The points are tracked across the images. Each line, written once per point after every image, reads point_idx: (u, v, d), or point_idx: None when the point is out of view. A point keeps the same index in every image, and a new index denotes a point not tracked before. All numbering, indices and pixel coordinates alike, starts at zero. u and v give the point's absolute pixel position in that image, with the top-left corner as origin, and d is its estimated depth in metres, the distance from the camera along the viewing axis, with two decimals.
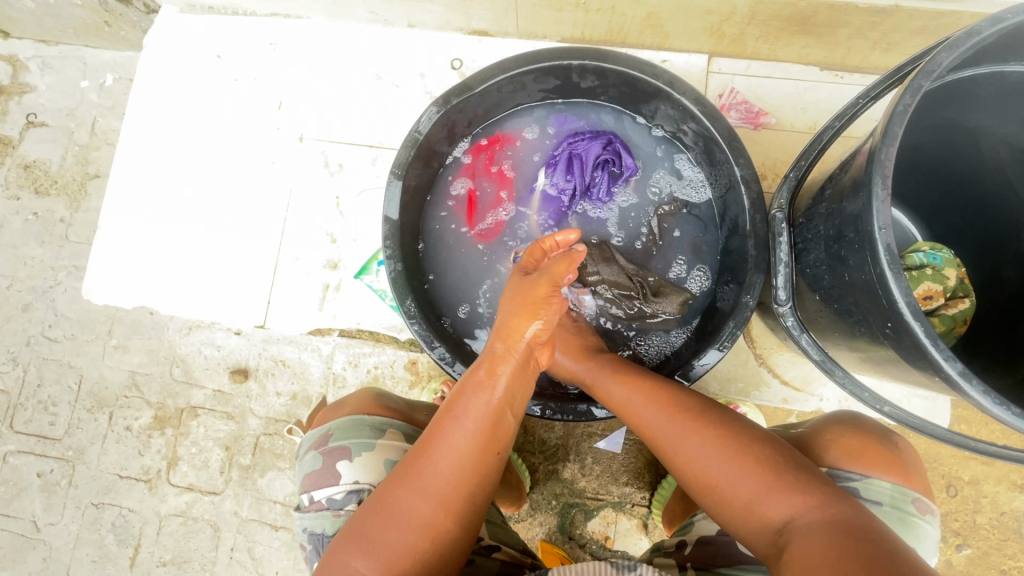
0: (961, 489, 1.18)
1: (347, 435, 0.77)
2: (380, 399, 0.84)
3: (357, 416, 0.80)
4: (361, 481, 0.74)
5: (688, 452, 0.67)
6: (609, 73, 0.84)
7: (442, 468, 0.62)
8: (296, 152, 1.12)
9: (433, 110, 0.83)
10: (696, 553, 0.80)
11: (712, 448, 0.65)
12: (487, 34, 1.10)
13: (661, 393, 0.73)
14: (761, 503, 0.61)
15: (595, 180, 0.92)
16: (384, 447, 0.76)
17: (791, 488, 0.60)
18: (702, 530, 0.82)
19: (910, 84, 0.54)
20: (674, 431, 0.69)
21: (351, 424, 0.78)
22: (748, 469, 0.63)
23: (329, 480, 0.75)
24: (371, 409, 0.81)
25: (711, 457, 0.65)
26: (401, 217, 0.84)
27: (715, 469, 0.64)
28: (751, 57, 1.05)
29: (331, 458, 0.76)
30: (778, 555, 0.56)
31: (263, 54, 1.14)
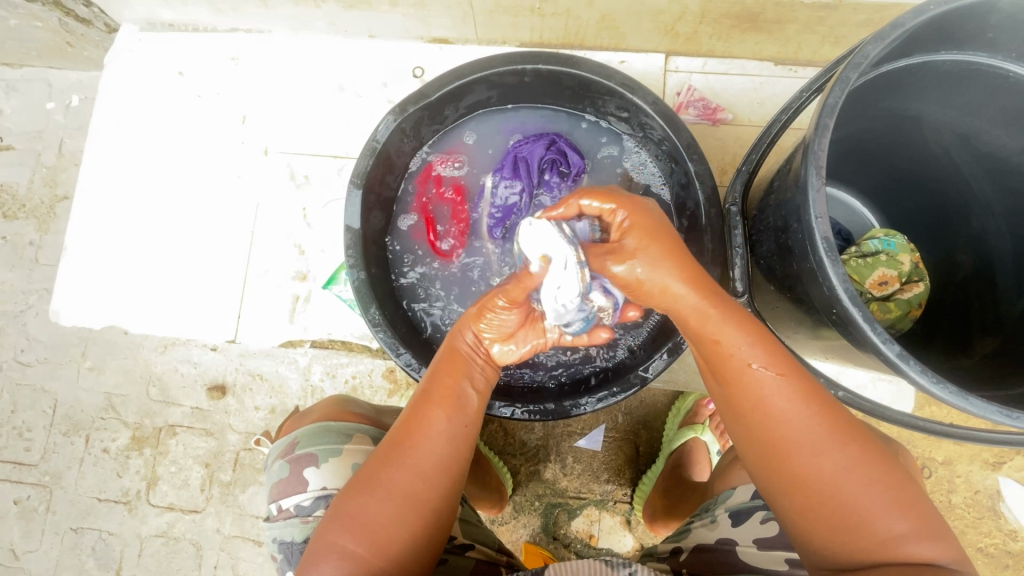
0: (935, 470, 1.21)
1: (314, 441, 0.77)
2: (348, 405, 0.84)
3: (323, 422, 0.80)
4: (330, 486, 0.74)
5: (819, 456, 0.53)
6: (564, 77, 0.85)
7: (427, 450, 0.60)
8: (261, 166, 1.12)
9: (390, 119, 0.84)
10: (691, 560, 0.78)
11: (861, 466, 0.52)
12: (448, 41, 1.11)
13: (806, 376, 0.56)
14: (876, 538, 0.51)
15: (545, 180, 0.92)
16: (351, 452, 0.76)
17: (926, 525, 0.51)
18: (700, 538, 0.82)
19: (840, 77, 0.56)
20: (813, 432, 0.54)
21: (317, 431, 0.78)
22: (882, 491, 0.52)
23: (297, 487, 0.74)
24: (337, 415, 0.81)
25: (840, 471, 0.52)
26: (363, 226, 0.85)
27: (850, 487, 0.52)
28: (707, 54, 1.07)
29: (297, 465, 0.76)
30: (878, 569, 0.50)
31: (225, 69, 1.14)
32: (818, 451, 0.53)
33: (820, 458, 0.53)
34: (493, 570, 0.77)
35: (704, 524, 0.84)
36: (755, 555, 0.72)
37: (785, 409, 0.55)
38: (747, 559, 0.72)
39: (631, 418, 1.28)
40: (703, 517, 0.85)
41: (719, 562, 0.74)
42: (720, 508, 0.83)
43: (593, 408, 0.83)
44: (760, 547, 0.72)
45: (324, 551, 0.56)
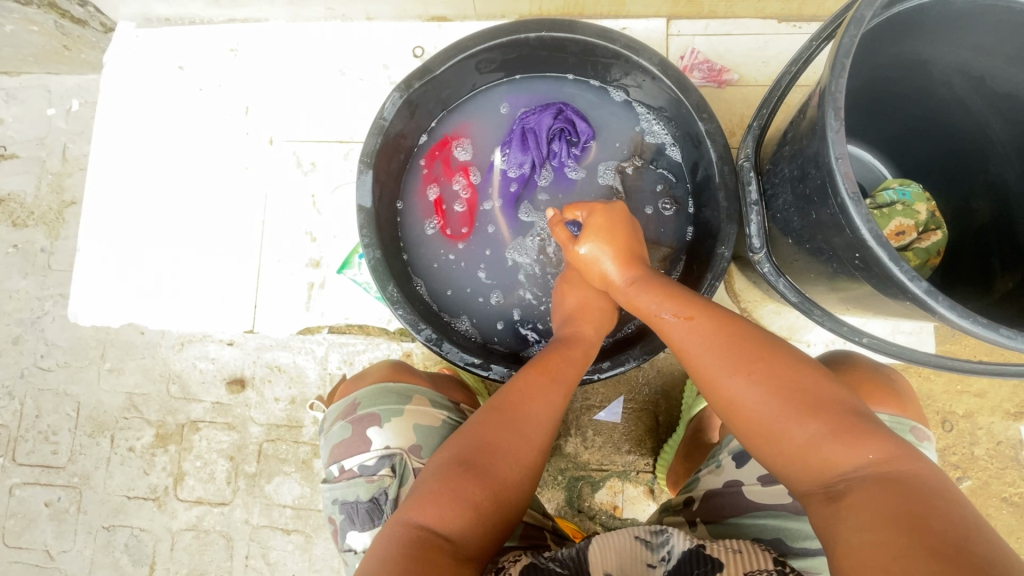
0: (956, 423, 1.23)
1: (375, 402, 0.76)
2: (404, 368, 0.83)
3: (383, 383, 0.78)
4: (394, 446, 0.73)
5: (728, 388, 0.59)
6: (568, 43, 0.84)
7: (538, 412, 0.66)
8: (266, 155, 1.12)
9: (396, 96, 0.83)
10: (704, 507, 0.81)
11: (763, 387, 0.56)
12: (447, 19, 1.10)
13: (711, 318, 0.63)
14: (807, 449, 0.53)
15: (554, 151, 0.92)
16: (413, 413, 0.75)
17: (860, 433, 0.52)
18: (708, 485, 0.83)
19: (854, 16, 0.56)
20: (720, 364, 0.60)
21: (378, 392, 0.77)
22: (796, 410, 0.55)
23: (360, 446, 0.73)
24: (394, 377, 0.80)
25: (754, 393, 0.57)
26: (375, 205, 0.84)
27: (765, 414, 0.56)
28: (709, 16, 1.05)
29: (361, 426, 0.74)
30: (822, 495, 0.52)
31: (223, 61, 1.14)
32: (727, 382, 0.59)
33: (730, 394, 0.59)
34: (541, 534, 0.78)
35: (710, 470, 0.85)
36: (760, 492, 0.76)
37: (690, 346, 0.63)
38: (755, 496, 0.76)
39: (649, 389, 1.28)
40: (708, 464, 0.87)
41: (730, 505, 0.78)
42: (724, 453, 0.85)
43: (606, 374, 0.83)
44: (763, 484, 0.76)
45: (432, 501, 0.57)
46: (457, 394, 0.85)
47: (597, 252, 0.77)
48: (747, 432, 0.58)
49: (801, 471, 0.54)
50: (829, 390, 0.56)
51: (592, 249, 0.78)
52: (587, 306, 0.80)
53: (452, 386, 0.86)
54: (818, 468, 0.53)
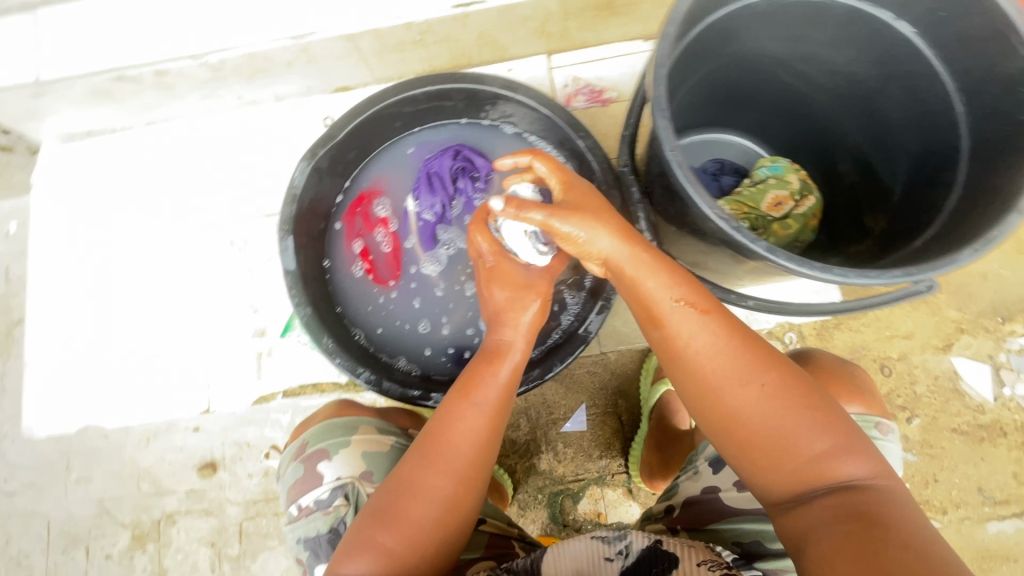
0: (894, 367, 1.31)
1: (323, 438, 0.79)
2: (350, 403, 0.87)
3: (330, 420, 0.82)
4: (344, 476, 0.76)
5: (731, 401, 0.61)
6: (452, 93, 0.94)
7: (459, 442, 0.67)
8: (200, 240, 1.18)
9: (303, 165, 0.90)
10: (685, 515, 0.87)
11: (768, 398, 0.60)
12: (350, 88, 1.20)
13: (723, 319, 0.63)
14: (801, 461, 0.60)
15: (460, 188, 1.00)
16: (361, 441, 0.78)
17: (848, 445, 0.60)
18: (686, 491, 0.89)
19: (662, 32, 0.65)
20: (731, 378, 0.61)
21: (324, 428, 0.80)
22: (800, 424, 0.60)
23: (312, 482, 0.76)
24: (340, 412, 0.84)
25: (760, 407, 0.61)
26: (300, 265, 0.90)
27: (764, 427, 0.60)
28: (582, 46, 1.17)
29: (311, 462, 0.77)
30: (798, 502, 0.60)
31: (147, 160, 1.21)
32: (734, 395, 0.61)
33: (747, 401, 0.61)
34: (508, 543, 0.82)
35: (688, 476, 0.91)
36: (737, 497, 0.82)
37: (697, 352, 0.63)
38: (730, 502, 0.82)
39: (607, 392, 1.33)
40: (687, 471, 0.92)
41: (710, 510, 0.84)
42: (700, 458, 0.90)
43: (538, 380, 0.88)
44: (738, 488, 0.82)
45: (356, 552, 0.63)
46: (404, 421, 0.89)
47: (586, 228, 0.64)
48: (738, 439, 0.62)
49: (785, 480, 0.61)
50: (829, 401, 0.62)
51: (582, 227, 0.64)
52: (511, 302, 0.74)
53: (398, 415, 0.90)
54: (801, 477, 0.60)
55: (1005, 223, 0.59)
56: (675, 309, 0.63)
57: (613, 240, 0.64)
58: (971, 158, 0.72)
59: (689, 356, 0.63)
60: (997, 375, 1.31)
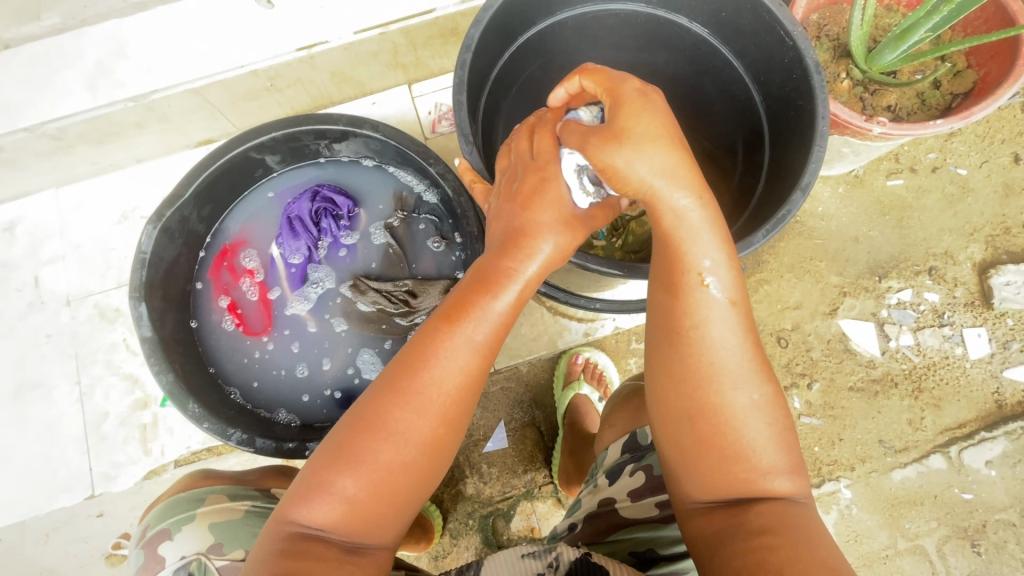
0: (789, 338, 1.34)
1: (166, 517, 0.79)
2: (205, 474, 0.86)
3: (176, 496, 0.81)
4: (188, 553, 0.75)
5: (730, 392, 0.58)
6: (299, 135, 0.93)
7: (439, 396, 0.58)
8: (69, 316, 1.12)
9: (149, 227, 0.87)
10: (586, 530, 0.82)
11: (758, 404, 0.59)
12: (214, 140, 1.18)
13: (749, 317, 0.60)
14: (759, 467, 0.58)
15: (324, 228, 0.99)
16: (205, 514, 0.78)
17: (796, 471, 0.60)
18: (587, 505, 0.87)
19: (459, 60, 0.70)
20: (739, 374, 0.59)
21: (169, 506, 0.80)
22: (774, 436, 0.59)
23: (155, 566, 0.75)
24: (190, 486, 0.83)
25: (752, 409, 0.59)
26: (158, 331, 0.86)
27: (746, 421, 0.58)
28: (441, 72, 1.19)
29: (154, 546, 0.76)
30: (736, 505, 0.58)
31: (2, 240, 1.15)
32: (734, 385, 0.58)
33: (732, 400, 0.58)
34: None
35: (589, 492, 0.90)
36: (631, 508, 0.80)
37: (718, 336, 0.58)
38: (626, 514, 0.80)
39: (522, 407, 1.33)
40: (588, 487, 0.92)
41: (608, 523, 0.81)
42: (601, 473, 0.90)
43: None
44: (632, 499, 0.80)
45: (316, 491, 0.56)
46: (268, 480, 0.89)
47: (638, 156, 0.56)
48: (710, 419, 0.59)
49: (734, 480, 0.59)
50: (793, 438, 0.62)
51: (634, 155, 0.56)
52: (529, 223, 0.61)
53: (261, 475, 0.90)
54: (744, 485, 0.59)
55: (791, 202, 0.65)
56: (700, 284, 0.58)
57: (672, 182, 0.56)
58: (774, 142, 0.77)
59: (695, 331, 0.59)
60: (882, 330, 1.34)
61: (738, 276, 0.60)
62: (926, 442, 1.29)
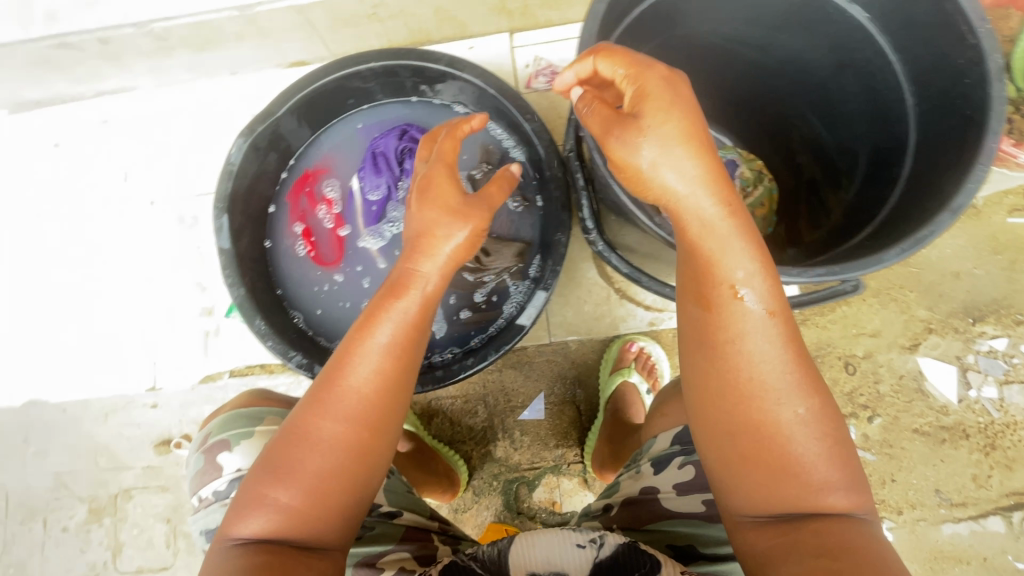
0: (859, 365, 1.25)
1: (226, 428, 0.82)
2: (265, 394, 0.89)
3: (236, 410, 0.84)
4: (243, 468, 0.78)
5: (767, 409, 0.53)
6: (398, 69, 0.90)
7: (369, 394, 0.59)
8: (149, 215, 1.15)
9: (239, 141, 0.87)
10: (621, 514, 0.80)
11: (803, 419, 0.53)
12: (307, 63, 1.16)
13: (789, 321, 0.54)
14: (807, 487, 0.53)
15: (407, 168, 0.97)
16: (262, 434, 0.80)
17: (851, 485, 0.54)
18: (625, 490, 0.82)
19: (592, 8, 0.62)
20: (779, 386, 0.53)
21: (229, 419, 0.83)
22: (825, 452, 0.53)
23: (213, 473, 0.79)
24: (251, 403, 0.86)
25: (794, 425, 0.53)
26: (236, 245, 0.87)
27: (789, 440, 0.53)
28: (546, 25, 1.13)
29: (212, 454, 0.80)
30: (784, 528, 0.54)
31: (98, 132, 1.18)
32: (769, 401, 0.53)
33: (775, 416, 0.53)
34: (423, 535, 0.84)
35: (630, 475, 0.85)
36: (674, 500, 0.76)
37: (756, 352, 0.53)
38: (666, 504, 0.77)
39: (564, 381, 1.32)
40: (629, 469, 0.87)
41: (644, 511, 0.78)
42: (644, 459, 0.85)
43: (470, 370, 0.85)
44: (677, 492, 0.76)
45: (251, 506, 0.58)
46: None
47: (666, 158, 0.52)
48: (749, 440, 0.54)
49: (777, 500, 0.54)
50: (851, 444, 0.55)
51: (660, 155, 0.52)
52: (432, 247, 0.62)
53: None
54: (792, 503, 0.54)
55: (936, 223, 0.57)
56: (734, 296, 0.53)
57: (701, 190, 0.52)
58: (919, 152, 0.70)
59: (732, 346, 0.53)
60: (963, 376, 1.24)
61: (774, 282, 0.54)
62: (987, 501, 1.20)
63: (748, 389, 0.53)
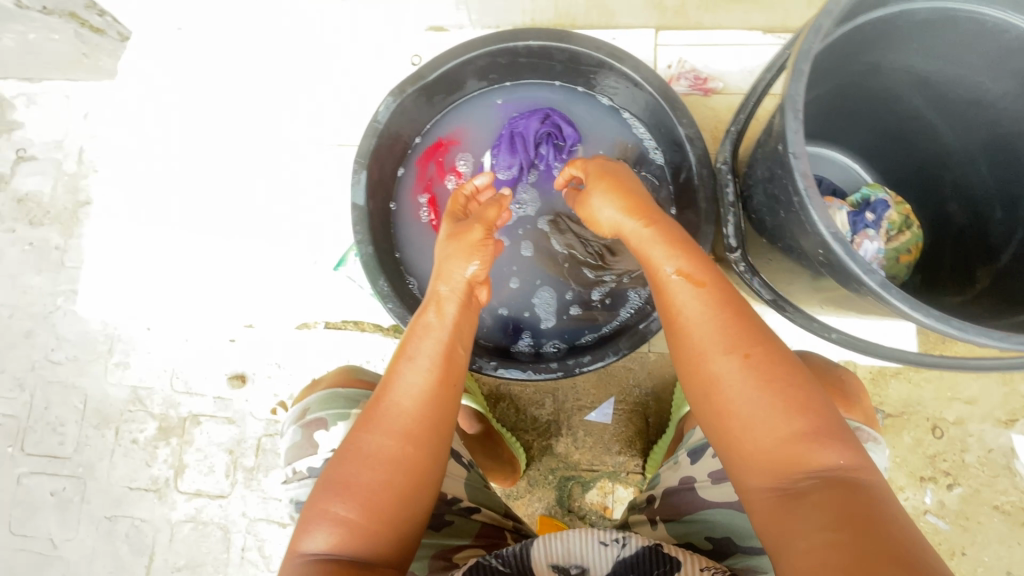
0: (948, 429, 1.19)
1: (325, 406, 0.83)
2: (358, 373, 0.90)
3: (333, 389, 0.85)
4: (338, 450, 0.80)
5: (718, 369, 0.56)
6: (554, 52, 0.88)
7: (402, 397, 0.67)
8: (272, 158, 1.20)
9: (389, 100, 0.86)
10: (663, 506, 0.83)
11: (754, 374, 0.55)
12: (444, 29, 1.15)
13: (720, 286, 0.60)
14: (782, 445, 0.53)
15: (542, 154, 0.96)
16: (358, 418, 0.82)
17: (834, 438, 0.53)
18: (666, 481, 0.84)
19: (813, 24, 0.59)
20: (714, 342, 0.57)
21: (328, 397, 0.84)
22: (787, 405, 0.54)
23: (310, 449, 0.81)
24: (346, 382, 0.87)
25: (744, 380, 0.55)
26: (368, 203, 0.88)
27: (746, 396, 0.55)
28: (696, 27, 1.09)
29: (310, 429, 0.82)
30: (789, 497, 0.52)
31: (233, 69, 1.21)
32: (718, 362, 0.57)
33: (727, 377, 0.56)
34: (498, 533, 0.84)
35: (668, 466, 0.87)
36: (714, 491, 0.77)
37: (696, 322, 0.59)
38: (705, 494, 0.77)
39: (640, 391, 1.30)
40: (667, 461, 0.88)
41: (684, 502, 0.80)
42: (682, 449, 0.86)
43: (588, 367, 0.84)
44: (715, 482, 0.77)
45: (314, 522, 0.63)
46: None
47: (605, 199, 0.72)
48: (719, 410, 0.56)
49: (768, 468, 0.54)
50: (817, 391, 0.56)
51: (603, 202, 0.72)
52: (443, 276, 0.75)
53: None
54: (783, 467, 0.53)
55: None
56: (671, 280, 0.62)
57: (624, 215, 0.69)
58: None
59: (683, 321, 0.60)
60: None
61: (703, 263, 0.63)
62: None
63: (697, 358, 0.58)
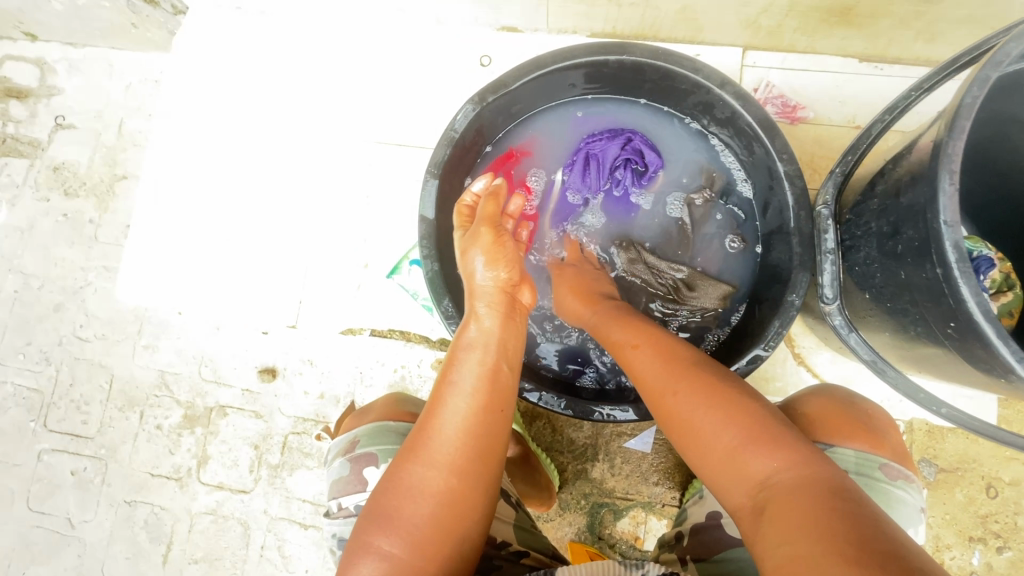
0: (1002, 491, 1.07)
1: (374, 441, 0.79)
2: (405, 405, 0.86)
3: (383, 422, 0.82)
4: None
5: (671, 404, 0.64)
6: (647, 69, 0.81)
7: (444, 423, 0.64)
8: (326, 152, 1.15)
9: (469, 108, 0.80)
10: (692, 544, 0.81)
11: (695, 401, 0.62)
12: (517, 30, 1.09)
13: (655, 343, 0.71)
14: (737, 460, 0.57)
15: (617, 179, 0.92)
16: None
17: (779, 446, 0.56)
18: (694, 517, 0.85)
19: (978, 74, 0.52)
20: (661, 383, 0.66)
21: (377, 430, 0.80)
22: (731, 422, 0.59)
23: (357, 486, 0.77)
24: (396, 415, 0.83)
25: (691, 407, 0.62)
26: (437, 216, 0.83)
27: (693, 421, 0.61)
28: (788, 49, 1.02)
29: (359, 464, 0.78)
30: (756, 513, 0.54)
31: (291, 53, 1.16)
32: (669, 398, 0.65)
33: (678, 408, 0.63)
34: None
35: (695, 501, 0.87)
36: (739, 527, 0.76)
37: (646, 371, 0.69)
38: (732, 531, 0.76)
39: None
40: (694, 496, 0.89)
41: (712, 540, 0.78)
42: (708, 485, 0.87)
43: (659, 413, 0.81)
44: None
45: (358, 555, 0.59)
46: None
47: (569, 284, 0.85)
48: (688, 442, 0.62)
49: (739, 491, 0.57)
50: (766, 413, 0.60)
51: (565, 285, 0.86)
52: (478, 291, 0.74)
53: None
54: (747, 483, 0.56)
55: None
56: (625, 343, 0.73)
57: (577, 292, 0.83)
58: None
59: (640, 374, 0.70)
60: None
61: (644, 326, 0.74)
62: None
63: (656, 402, 0.66)
